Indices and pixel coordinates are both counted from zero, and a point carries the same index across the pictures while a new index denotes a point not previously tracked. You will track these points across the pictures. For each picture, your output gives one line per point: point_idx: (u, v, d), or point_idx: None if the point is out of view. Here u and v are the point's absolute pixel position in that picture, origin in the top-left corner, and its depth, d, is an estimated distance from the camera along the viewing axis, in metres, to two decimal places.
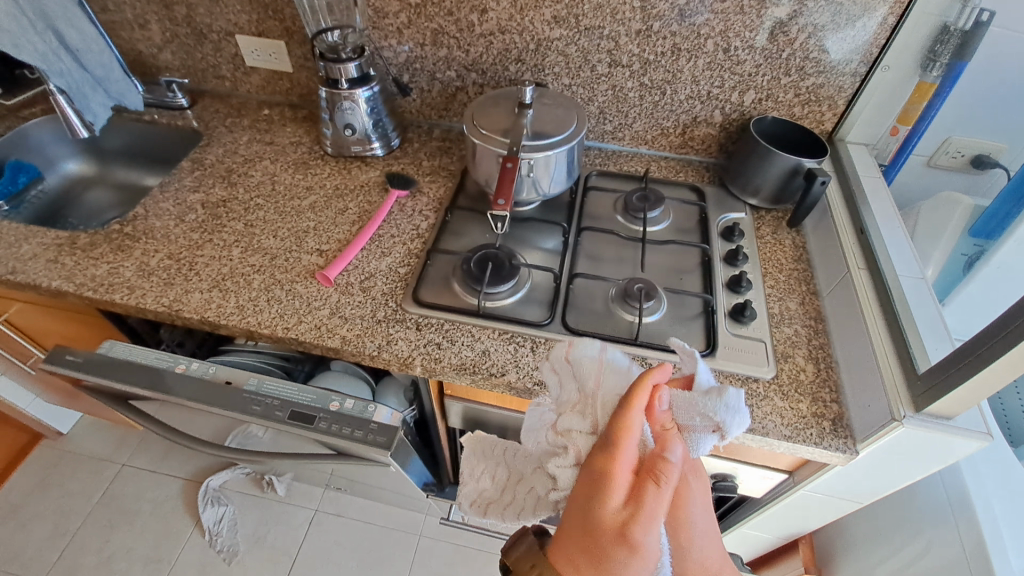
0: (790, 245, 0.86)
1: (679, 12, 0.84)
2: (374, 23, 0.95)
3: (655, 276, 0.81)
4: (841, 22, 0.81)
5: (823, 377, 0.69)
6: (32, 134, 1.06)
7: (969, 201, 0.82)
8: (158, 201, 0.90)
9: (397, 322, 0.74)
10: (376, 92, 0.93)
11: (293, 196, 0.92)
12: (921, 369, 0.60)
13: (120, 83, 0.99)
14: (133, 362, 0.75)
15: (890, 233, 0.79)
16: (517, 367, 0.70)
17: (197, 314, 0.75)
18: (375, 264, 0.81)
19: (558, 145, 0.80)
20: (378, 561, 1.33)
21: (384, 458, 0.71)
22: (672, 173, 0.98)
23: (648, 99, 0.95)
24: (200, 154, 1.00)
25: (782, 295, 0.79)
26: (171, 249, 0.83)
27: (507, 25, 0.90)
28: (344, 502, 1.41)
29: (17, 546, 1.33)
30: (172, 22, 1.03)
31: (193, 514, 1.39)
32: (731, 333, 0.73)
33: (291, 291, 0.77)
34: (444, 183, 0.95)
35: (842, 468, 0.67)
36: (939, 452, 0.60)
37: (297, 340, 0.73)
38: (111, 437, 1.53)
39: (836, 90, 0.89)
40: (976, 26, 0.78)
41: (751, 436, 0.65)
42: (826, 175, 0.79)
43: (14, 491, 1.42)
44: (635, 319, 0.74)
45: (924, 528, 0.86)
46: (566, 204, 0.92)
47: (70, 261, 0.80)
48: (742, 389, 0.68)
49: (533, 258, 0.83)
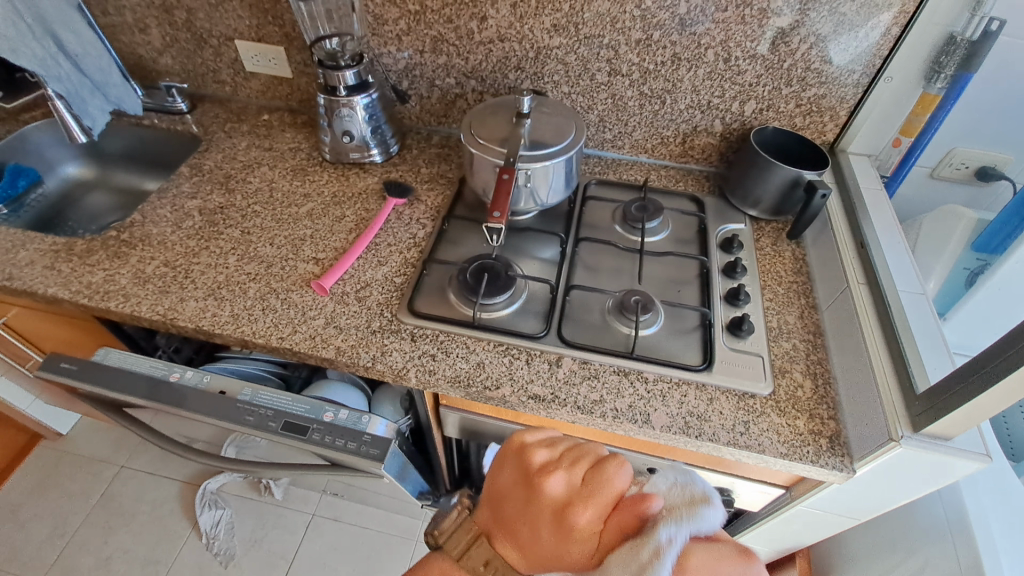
0: (789, 257, 0.85)
1: (680, 21, 0.83)
2: (374, 30, 0.94)
3: (652, 288, 0.81)
4: (843, 32, 0.80)
5: (822, 393, 0.69)
6: (33, 137, 1.06)
7: (971, 215, 0.78)
8: (155, 207, 0.90)
9: (392, 333, 0.74)
10: (374, 99, 0.92)
11: (291, 203, 0.91)
12: (921, 389, 0.60)
13: (119, 87, 0.99)
14: (127, 371, 0.74)
15: (891, 248, 0.78)
16: (512, 380, 0.69)
17: (192, 323, 0.74)
18: (371, 273, 0.81)
19: (557, 155, 0.79)
20: (375, 566, 1.34)
21: (378, 470, 0.71)
22: (671, 183, 0.98)
23: (649, 108, 0.94)
24: (198, 160, 1.00)
25: (781, 308, 0.78)
26: (167, 256, 0.83)
27: (507, 33, 0.89)
28: (342, 506, 1.41)
29: (16, 546, 1.33)
30: (172, 26, 1.03)
31: (191, 516, 1.39)
32: (729, 348, 0.73)
33: (286, 300, 0.77)
34: (442, 191, 0.95)
35: (839, 485, 0.67)
36: (938, 472, 0.59)
37: (291, 350, 0.72)
38: (110, 438, 1.53)
39: (838, 100, 0.88)
40: (985, 36, 0.76)
41: (747, 453, 0.64)
42: (826, 188, 0.78)
43: (14, 490, 1.43)
44: (632, 331, 0.74)
45: (922, 547, 0.85)
46: (564, 214, 0.92)
47: (67, 268, 0.80)
48: (739, 405, 0.67)
49: (530, 268, 0.82)
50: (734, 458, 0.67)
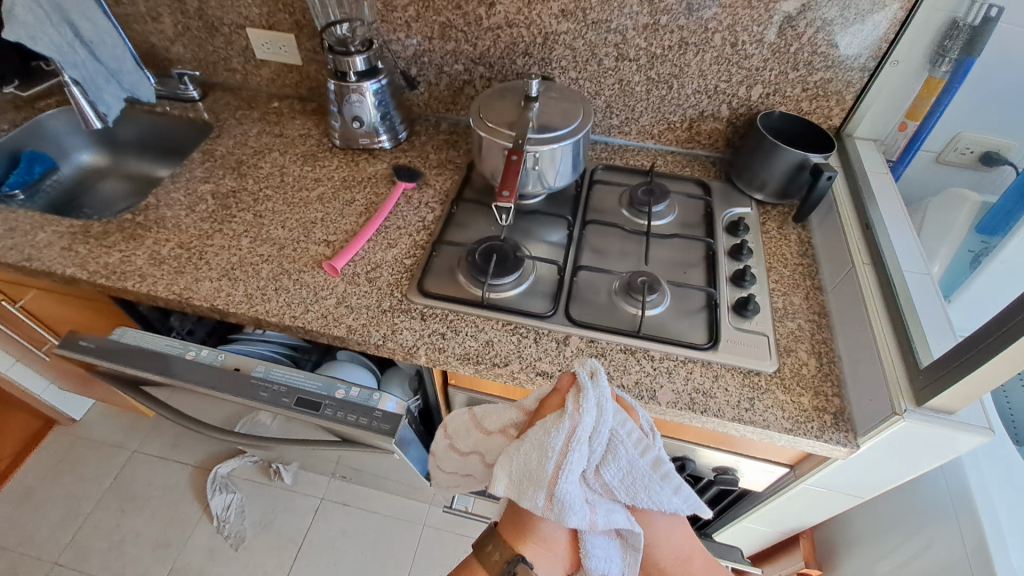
0: (795, 240, 0.86)
1: (687, 6, 0.84)
2: (383, 16, 0.95)
3: (658, 270, 0.82)
4: (851, 17, 0.81)
5: (826, 371, 0.70)
6: (48, 124, 1.08)
7: (976, 198, 0.79)
8: (169, 191, 0.92)
9: (402, 312, 0.75)
10: (384, 85, 0.94)
11: (302, 187, 0.93)
12: (924, 364, 0.60)
13: (133, 75, 1.00)
14: (144, 348, 0.76)
15: (897, 231, 0.78)
16: (520, 357, 0.70)
17: (207, 302, 0.76)
18: (381, 255, 0.82)
19: (564, 138, 0.80)
20: (382, 550, 1.35)
21: (389, 445, 0.72)
22: (677, 168, 0.99)
23: (655, 93, 0.95)
24: (211, 146, 1.01)
25: (787, 290, 0.79)
26: (181, 238, 0.84)
27: (515, 19, 0.90)
28: (351, 492, 1.44)
29: (32, 528, 1.36)
30: (184, 15, 1.04)
31: (202, 501, 1.41)
32: (734, 328, 0.73)
33: (298, 280, 0.79)
34: (450, 175, 0.96)
35: (843, 462, 0.68)
36: (942, 448, 0.60)
37: (304, 328, 0.74)
38: (121, 424, 1.56)
39: (844, 85, 0.88)
40: (984, 22, 0.77)
41: (751, 429, 0.65)
42: (832, 170, 0.79)
43: (28, 474, 1.45)
44: (638, 311, 0.75)
45: (925, 525, 0.86)
46: (571, 197, 0.93)
47: (84, 249, 0.82)
48: (743, 383, 0.68)
49: (538, 251, 0.84)
50: (738, 435, 0.68)
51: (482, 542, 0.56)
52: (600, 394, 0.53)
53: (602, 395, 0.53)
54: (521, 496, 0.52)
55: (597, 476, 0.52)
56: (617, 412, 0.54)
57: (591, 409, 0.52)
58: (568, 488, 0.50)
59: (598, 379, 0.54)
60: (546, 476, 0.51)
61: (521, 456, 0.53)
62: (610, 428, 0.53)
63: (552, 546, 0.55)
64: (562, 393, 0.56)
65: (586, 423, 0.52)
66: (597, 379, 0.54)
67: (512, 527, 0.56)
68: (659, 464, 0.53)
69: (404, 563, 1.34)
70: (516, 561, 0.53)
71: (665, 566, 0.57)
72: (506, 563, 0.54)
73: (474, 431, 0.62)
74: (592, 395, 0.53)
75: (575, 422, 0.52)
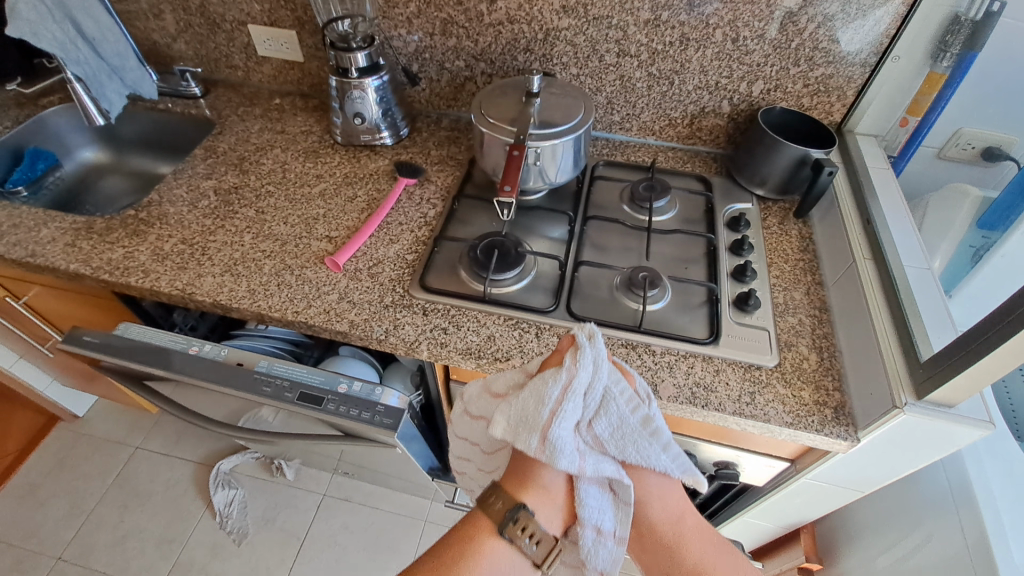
0: (796, 236, 0.86)
1: (688, 2, 0.84)
2: (384, 13, 0.96)
3: (660, 266, 0.82)
4: (852, 13, 0.81)
5: (827, 365, 0.70)
6: (51, 121, 1.08)
7: (977, 193, 0.81)
8: (171, 187, 0.92)
9: (404, 307, 0.75)
10: (385, 82, 0.94)
11: (304, 183, 0.93)
12: (924, 357, 0.61)
13: (135, 71, 1.00)
14: (147, 343, 0.76)
15: (898, 226, 0.78)
16: (522, 351, 0.71)
17: (210, 297, 0.76)
18: (383, 251, 0.82)
19: (565, 134, 0.80)
20: (384, 545, 1.36)
21: (390, 439, 0.73)
22: (678, 164, 0.99)
23: (656, 89, 0.95)
24: (212, 143, 1.01)
25: (788, 285, 0.79)
26: (184, 234, 0.84)
27: (516, 15, 0.90)
28: (353, 488, 1.44)
29: (36, 523, 1.37)
30: (186, 12, 1.04)
31: (205, 496, 1.42)
32: (735, 323, 0.74)
33: (301, 276, 0.79)
34: (451, 172, 0.96)
35: (844, 455, 0.68)
36: (942, 440, 0.60)
37: (306, 323, 0.74)
38: (124, 420, 1.56)
39: (846, 80, 0.88)
40: (987, 17, 0.77)
41: (752, 423, 0.65)
42: (833, 166, 0.79)
43: (32, 470, 1.46)
44: (639, 307, 0.75)
45: (924, 520, 0.86)
46: (572, 193, 0.93)
47: (87, 245, 0.82)
48: (743, 377, 0.69)
49: (539, 246, 0.84)
50: (738, 429, 0.68)
51: (485, 493, 0.57)
52: (596, 354, 0.53)
53: (597, 353, 0.53)
54: (515, 439, 0.53)
55: (589, 429, 0.53)
56: (612, 372, 0.54)
57: (587, 367, 0.52)
58: (560, 434, 0.51)
59: (595, 338, 0.54)
60: (540, 421, 0.51)
61: (518, 403, 0.53)
62: (605, 386, 0.53)
63: (553, 496, 0.57)
64: (562, 352, 0.57)
65: (581, 378, 0.52)
66: (594, 338, 0.54)
67: (514, 478, 0.57)
68: (650, 423, 0.53)
69: (406, 558, 1.34)
70: (518, 509, 0.54)
71: (663, 529, 0.58)
72: (508, 510, 0.55)
73: (481, 396, 0.62)
74: (589, 352, 0.53)
75: (571, 376, 0.52)
